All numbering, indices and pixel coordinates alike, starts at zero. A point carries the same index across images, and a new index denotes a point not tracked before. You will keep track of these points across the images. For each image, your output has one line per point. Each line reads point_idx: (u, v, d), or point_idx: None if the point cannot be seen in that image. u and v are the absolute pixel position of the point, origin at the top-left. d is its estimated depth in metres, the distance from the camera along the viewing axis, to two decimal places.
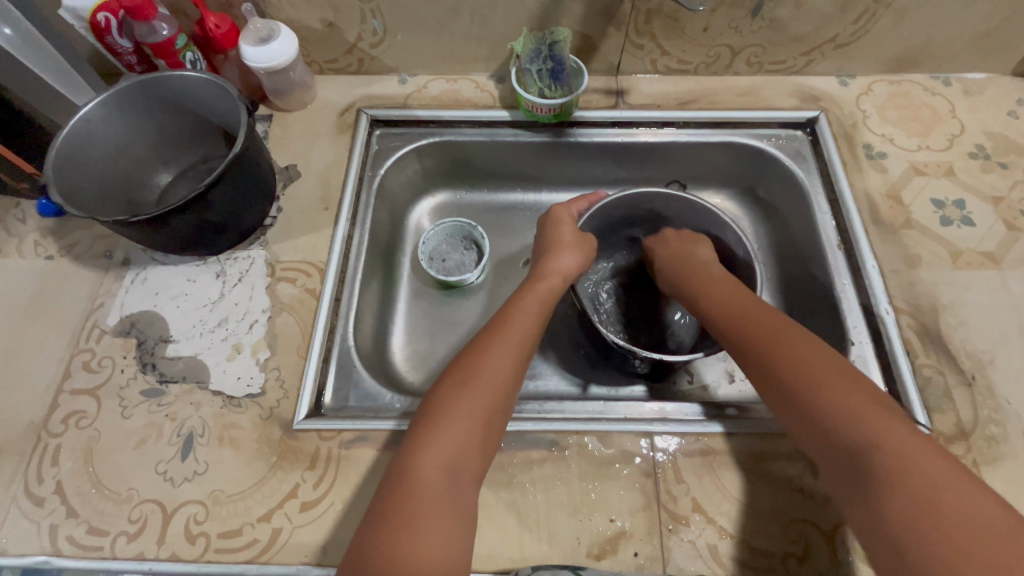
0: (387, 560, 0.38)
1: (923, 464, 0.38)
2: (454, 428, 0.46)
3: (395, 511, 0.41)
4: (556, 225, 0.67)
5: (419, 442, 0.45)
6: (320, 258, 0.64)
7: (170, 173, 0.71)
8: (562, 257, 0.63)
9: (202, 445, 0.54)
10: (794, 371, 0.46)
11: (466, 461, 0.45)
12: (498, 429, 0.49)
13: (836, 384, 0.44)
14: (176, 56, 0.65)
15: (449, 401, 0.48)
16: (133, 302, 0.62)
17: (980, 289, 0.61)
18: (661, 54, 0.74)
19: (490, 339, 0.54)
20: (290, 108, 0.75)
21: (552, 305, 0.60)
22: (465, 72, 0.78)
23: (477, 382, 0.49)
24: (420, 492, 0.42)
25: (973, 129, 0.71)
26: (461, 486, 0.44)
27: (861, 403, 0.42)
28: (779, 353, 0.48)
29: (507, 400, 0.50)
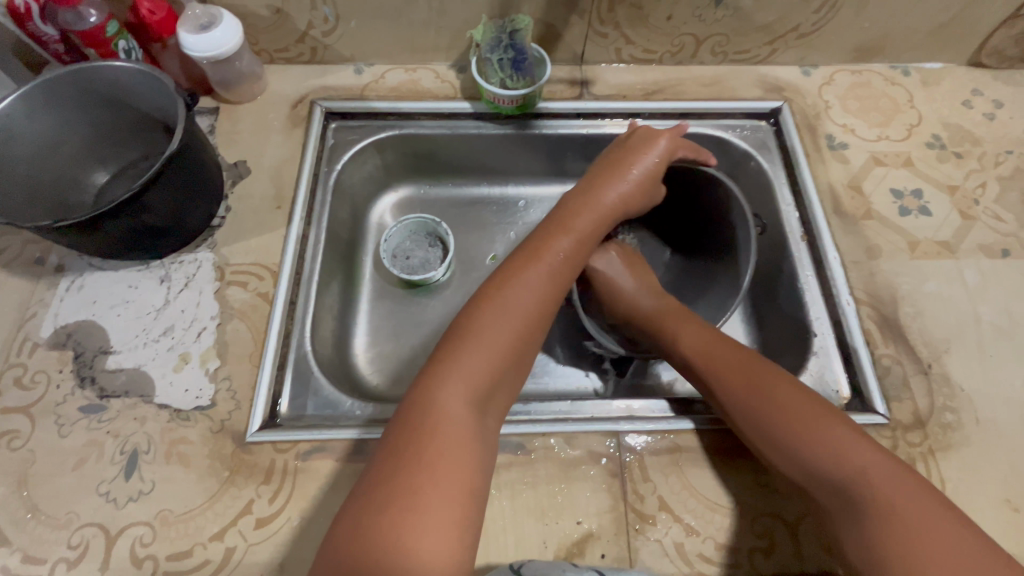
0: (411, 484, 0.39)
1: (910, 513, 0.39)
2: (484, 356, 0.46)
3: (417, 431, 0.42)
4: (644, 146, 0.61)
5: (450, 363, 0.46)
6: (274, 260, 0.61)
7: (108, 172, 0.66)
8: (621, 186, 0.60)
9: (148, 463, 0.51)
10: (785, 417, 0.46)
11: (492, 391, 0.46)
12: (524, 361, 0.50)
13: (829, 432, 0.44)
14: (108, 45, 0.60)
15: (486, 326, 0.48)
16: (68, 312, 0.58)
17: (936, 278, 0.62)
18: (625, 43, 0.72)
19: (529, 265, 0.53)
20: (238, 101, 0.71)
21: (594, 234, 0.58)
22: (424, 61, 0.75)
23: (511, 312, 0.49)
24: (447, 417, 0.42)
25: (930, 119, 0.72)
26: (484, 420, 0.45)
27: (860, 450, 0.43)
28: (765, 402, 0.48)
29: (536, 331, 0.51)
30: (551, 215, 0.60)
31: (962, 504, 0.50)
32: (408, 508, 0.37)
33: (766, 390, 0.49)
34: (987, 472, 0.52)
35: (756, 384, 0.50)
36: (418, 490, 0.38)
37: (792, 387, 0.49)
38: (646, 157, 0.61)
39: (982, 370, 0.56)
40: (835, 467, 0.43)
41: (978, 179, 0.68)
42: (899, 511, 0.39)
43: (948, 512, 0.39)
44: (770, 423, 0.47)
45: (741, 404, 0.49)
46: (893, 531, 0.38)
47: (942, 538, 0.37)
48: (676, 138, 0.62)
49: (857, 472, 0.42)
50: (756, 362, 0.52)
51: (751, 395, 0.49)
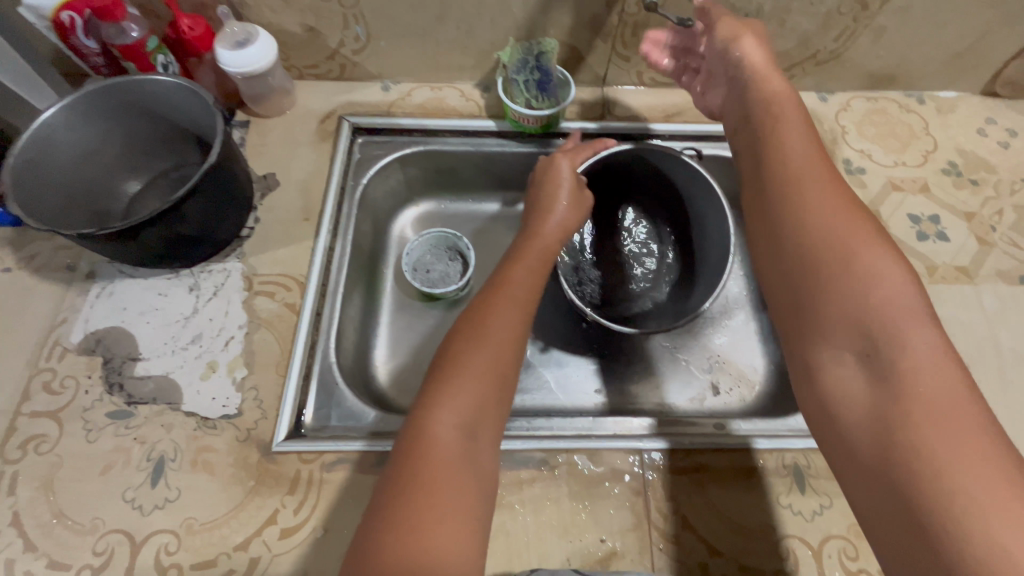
0: (405, 520, 0.39)
1: (948, 418, 0.35)
2: (467, 387, 0.47)
3: (410, 469, 0.42)
4: (552, 172, 0.64)
5: (435, 397, 0.46)
6: (301, 271, 0.62)
7: (140, 181, 0.67)
8: (550, 211, 0.62)
9: (174, 470, 0.51)
10: (848, 284, 0.42)
11: (483, 418, 0.46)
12: (509, 383, 0.50)
13: (895, 321, 0.40)
14: (146, 59, 0.62)
15: (463, 358, 0.49)
16: (98, 318, 0.58)
17: (955, 303, 0.62)
18: (647, 67, 0.74)
19: (494, 298, 0.54)
20: (268, 115, 0.73)
21: (546, 260, 0.60)
22: (450, 80, 0.77)
23: (488, 343, 0.50)
24: (436, 448, 0.43)
25: (945, 146, 0.73)
26: (478, 443, 0.45)
27: (912, 337, 0.39)
28: (824, 248, 0.45)
29: (515, 353, 0.51)
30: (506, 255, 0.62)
31: None
32: (406, 544, 0.37)
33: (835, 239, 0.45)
34: None
35: (827, 242, 0.45)
36: (417, 525, 0.38)
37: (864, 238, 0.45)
38: (562, 175, 0.63)
39: (1003, 396, 0.57)
40: (885, 356, 0.39)
41: (994, 206, 0.69)
42: (932, 413, 0.36)
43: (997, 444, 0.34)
44: (821, 276, 0.44)
45: (808, 249, 0.46)
46: (917, 432, 0.36)
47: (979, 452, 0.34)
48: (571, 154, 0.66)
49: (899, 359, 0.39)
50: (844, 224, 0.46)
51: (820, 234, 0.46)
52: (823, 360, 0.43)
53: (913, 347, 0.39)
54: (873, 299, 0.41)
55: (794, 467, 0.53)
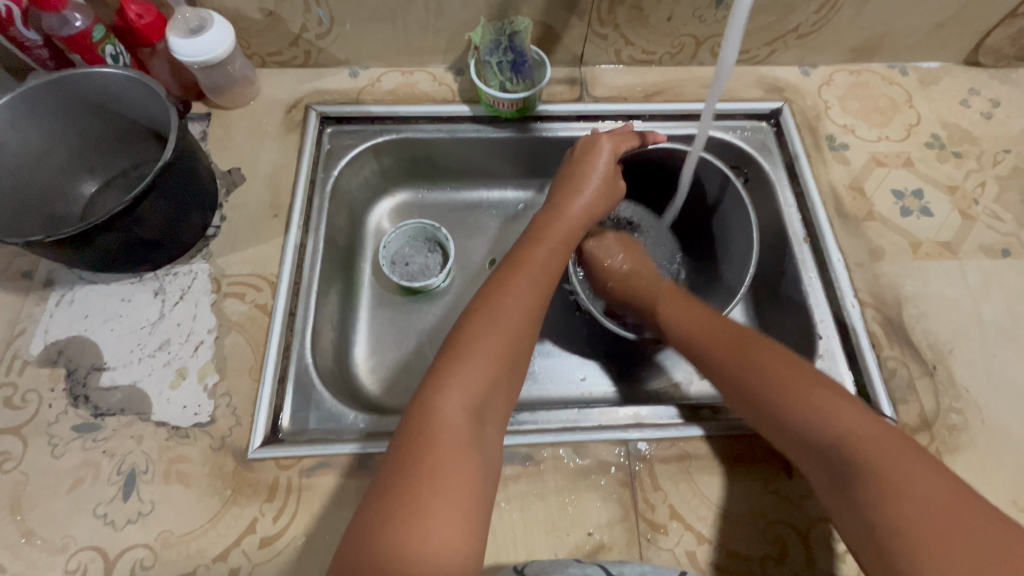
0: (416, 502, 0.37)
1: (892, 461, 0.39)
2: (479, 369, 0.45)
3: (420, 446, 0.40)
4: (592, 155, 0.62)
5: (443, 379, 0.44)
6: (272, 271, 0.60)
7: (97, 181, 0.64)
8: (582, 195, 0.60)
9: (146, 483, 0.49)
10: (784, 388, 0.46)
11: (490, 402, 0.45)
12: (518, 369, 0.48)
13: (832, 406, 0.44)
14: (94, 50, 0.58)
15: (476, 338, 0.47)
16: (59, 327, 0.56)
17: (939, 278, 0.62)
18: (625, 44, 0.71)
19: (513, 277, 0.52)
20: (230, 106, 0.69)
21: (568, 245, 0.58)
22: (421, 64, 0.74)
23: (502, 324, 0.48)
24: (448, 429, 0.41)
25: (929, 119, 0.72)
26: (486, 429, 0.44)
27: (844, 414, 0.43)
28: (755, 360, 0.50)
29: (528, 337, 0.50)
30: (526, 230, 0.59)
31: None
32: (418, 524, 0.36)
33: (756, 347, 0.51)
34: (994, 474, 0.52)
35: (756, 359, 0.50)
36: (428, 503, 0.37)
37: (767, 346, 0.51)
38: (599, 162, 0.61)
39: (987, 371, 0.57)
40: (823, 427, 0.43)
41: (977, 178, 0.68)
42: (895, 481, 0.38)
43: (941, 475, 0.38)
44: (754, 388, 0.48)
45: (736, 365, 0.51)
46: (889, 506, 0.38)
47: (940, 504, 0.36)
48: (616, 137, 0.62)
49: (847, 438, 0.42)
50: (750, 334, 0.53)
51: (739, 356, 0.51)
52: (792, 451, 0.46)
53: (813, 396, 0.45)
54: (766, 370, 0.48)
55: (781, 450, 0.53)
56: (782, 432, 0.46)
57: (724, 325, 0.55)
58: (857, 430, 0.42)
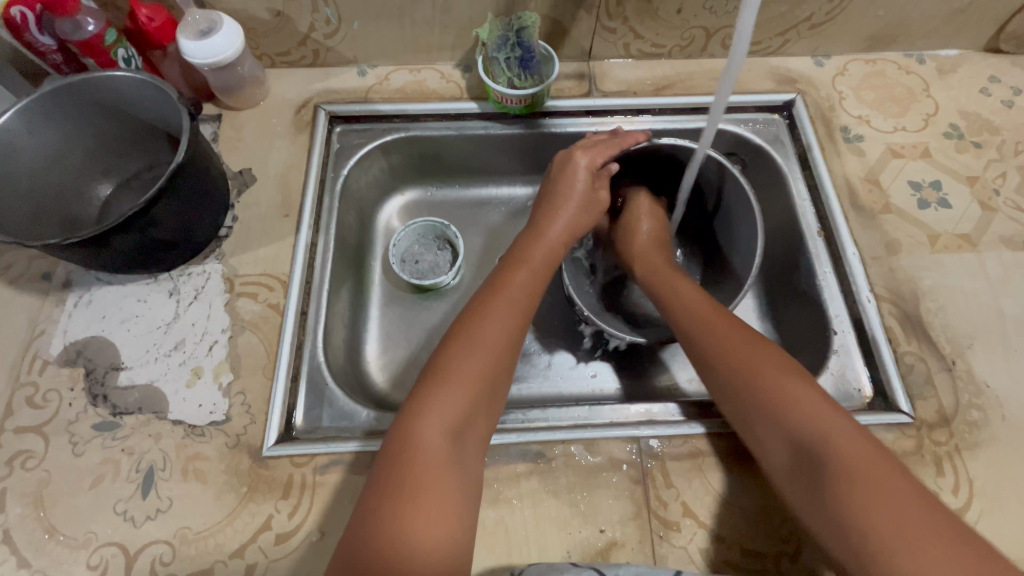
0: (391, 526, 0.38)
1: (865, 466, 0.40)
2: (458, 392, 0.45)
3: (398, 470, 0.41)
4: (569, 174, 0.62)
5: (421, 403, 0.44)
6: (284, 270, 0.60)
7: (112, 184, 0.65)
8: (561, 216, 0.61)
9: (164, 480, 0.50)
10: (757, 377, 0.47)
11: (470, 424, 0.45)
12: (500, 390, 0.48)
13: (810, 401, 0.44)
14: (107, 54, 0.59)
15: (456, 362, 0.47)
16: (78, 328, 0.57)
17: (958, 271, 0.61)
18: (634, 37, 0.71)
19: (492, 299, 0.52)
20: (241, 107, 0.70)
21: (550, 265, 0.58)
22: (429, 61, 0.73)
23: (481, 347, 0.48)
24: (424, 454, 0.41)
25: (947, 108, 0.71)
26: (465, 448, 0.44)
27: (820, 409, 0.43)
28: (736, 349, 0.49)
29: (509, 360, 0.50)
30: (508, 251, 0.60)
31: (993, 504, 0.49)
32: (394, 545, 0.37)
33: (738, 334, 0.51)
34: (1015, 472, 0.51)
35: (739, 347, 0.49)
36: (403, 525, 0.38)
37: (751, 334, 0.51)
38: (577, 183, 0.62)
39: (1008, 366, 0.55)
40: (806, 425, 0.43)
41: (998, 169, 0.67)
42: (867, 483, 0.39)
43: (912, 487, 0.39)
44: (739, 376, 0.48)
45: (721, 353, 0.50)
46: (860, 505, 0.38)
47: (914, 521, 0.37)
48: (593, 150, 0.62)
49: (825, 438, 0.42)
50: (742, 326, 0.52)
51: (725, 342, 0.50)
52: (759, 443, 0.46)
53: (795, 393, 0.45)
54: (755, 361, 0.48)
55: None
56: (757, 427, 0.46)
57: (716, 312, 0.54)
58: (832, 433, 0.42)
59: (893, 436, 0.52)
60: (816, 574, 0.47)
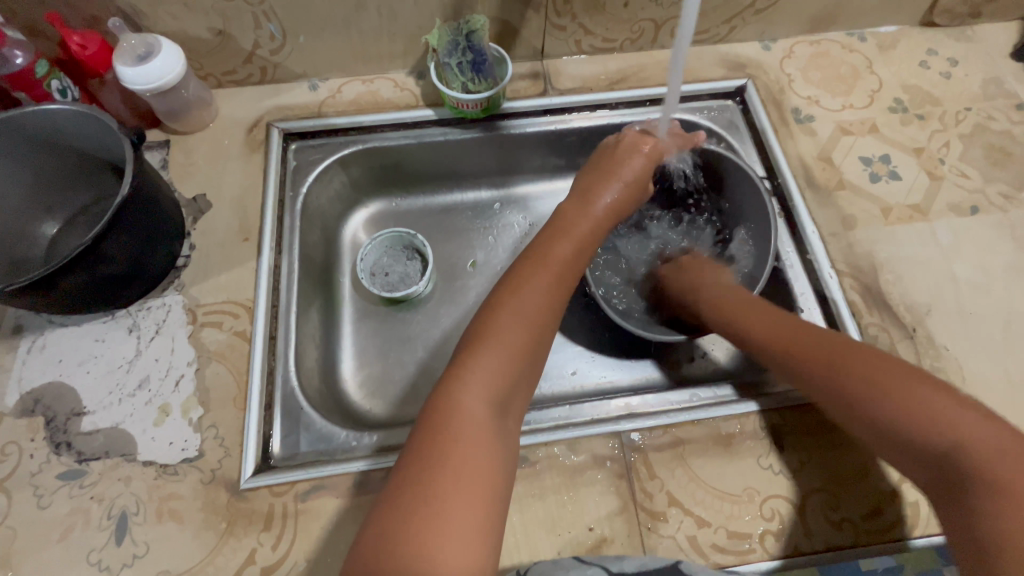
0: (429, 499, 0.37)
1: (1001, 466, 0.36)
2: (498, 364, 0.45)
3: (440, 441, 0.40)
4: (620, 163, 0.60)
5: (464, 371, 0.44)
6: (248, 296, 0.59)
7: (58, 222, 0.61)
8: (612, 193, 0.58)
9: (138, 524, 0.48)
10: (853, 388, 0.45)
11: (509, 398, 0.45)
12: (535, 365, 0.48)
13: (913, 399, 0.42)
14: (40, 87, 0.56)
15: (500, 332, 0.46)
16: (34, 375, 0.54)
17: (912, 241, 0.63)
18: (584, 34, 0.71)
19: (536, 269, 0.51)
20: (189, 131, 0.67)
21: (592, 244, 0.56)
22: (381, 71, 0.72)
23: (522, 316, 0.48)
24: (466, 425, 0.41)
25: (890, 83, 0.73)
26: (502, 424, 0.43)
27: (959, 419, 0.40)
28: (857, 371, 0.45)
29: (546, 332, 0.50)
30: (549, 221, 0.57)
31: None
32: (432, 522, 0.36)
33: (857, 356, 0.47)
34: None
35: (843, 365, 0.46)
36: (443, 498, 0.37)
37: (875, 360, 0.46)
38: (633, 164, 0.59)
39: (964, 328, 0.58)
40: (922, 434, 0.40)
41: (942, 138, 0.69)
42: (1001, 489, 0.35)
43: None
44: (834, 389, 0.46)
45: (832, 377, 0.47)
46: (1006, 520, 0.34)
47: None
48: (654, 148, 0.60)
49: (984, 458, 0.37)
50: (834, 342, 0.49)
51: (827, 365, 0.47)
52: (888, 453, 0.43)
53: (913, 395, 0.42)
54: (860, 369, 0.45)
55: (771, 427, 0.53)
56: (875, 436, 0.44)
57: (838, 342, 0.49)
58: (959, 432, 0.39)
59: None
60: (800, 549, 0.48)
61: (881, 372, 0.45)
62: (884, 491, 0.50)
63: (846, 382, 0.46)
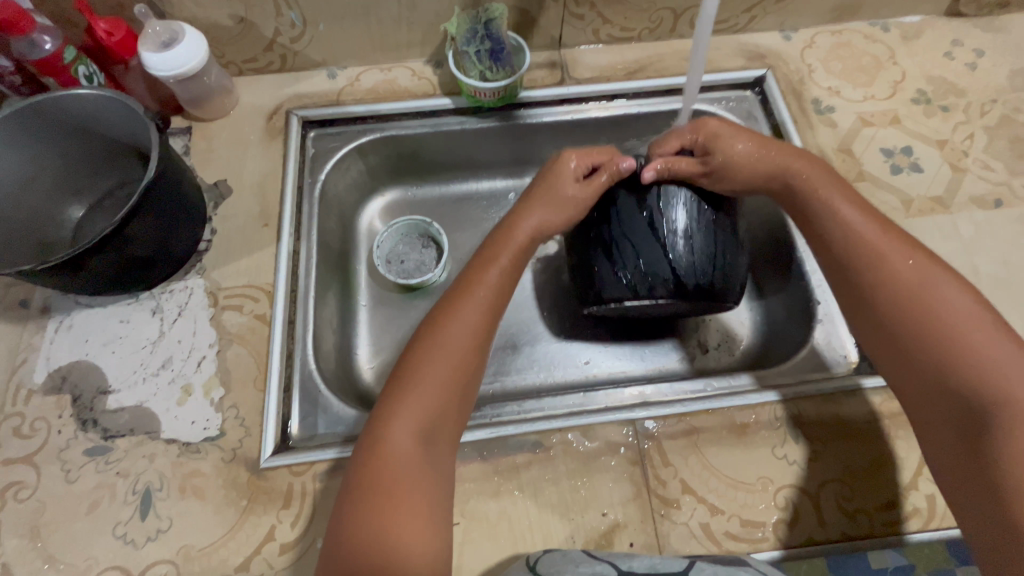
0: (366, 535, 0.40)
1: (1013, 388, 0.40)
2: (425, 396, 0.46)
3: (370, 478, 0.42)
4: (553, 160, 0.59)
5: (391, 406, 0.45)
6: (268, 280, 0.60)
7: (84, 206, 0.63)
8: (535, 213, 0.56)
9: (162, 500, 0.50)
10: (902, 287, 0.47)
11: (442, 424, 0.46)
12: (469, 386, 0.49)
13: (953, 314, 0.44)
14: (67, 72, 0.57)
15: (424, 364, 0.47)
16: (61, 354, 0.56)
17: (933, 234, 0.62)
18: (603, 23, 0.71)
19: (463, 293, 0.52)
20: (212, 118, 0.68)
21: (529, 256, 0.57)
22: (399, 59, 0.73)
23: (446, 346, 0.48)
24: (394, 461, 0.43)
25: (914, 74, 0.72)
26: (436, 450, 0.45)
27: (992, 346, 0.42)
28: (901, 273, 0.47)
29: (477, 357, 0.50)
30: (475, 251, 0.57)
31: None
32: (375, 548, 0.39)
33: (902, 260, 0.48)
34: None
35: (895, 269, 0.48)
36: (382, 530, 0.40)
37: (939, 268, 0.47)
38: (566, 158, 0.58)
39: None
40: (958, 352, 0.42)
41: (966, 130, 0.68)
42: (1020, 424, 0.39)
43: None
44: (881, 278, 0.48)
45: (876, 273, 0.48)
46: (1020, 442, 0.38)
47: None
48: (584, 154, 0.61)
49: (983, 370, 0.41)
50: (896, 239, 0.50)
51: (879, 261, 0.49)
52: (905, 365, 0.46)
53: (951, 302, 0.45)
54: (910, 276, 0.47)
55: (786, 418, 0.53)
56: (896, 338, 0.47)
57: (920, 249, 0.49)
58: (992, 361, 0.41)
59: (880, 398, 0.54)
60: (813, 538, 0.48)
61: (914, 286, 0.46)
62: (899, 481, 0.50)
63: (897, 282, 0.47)
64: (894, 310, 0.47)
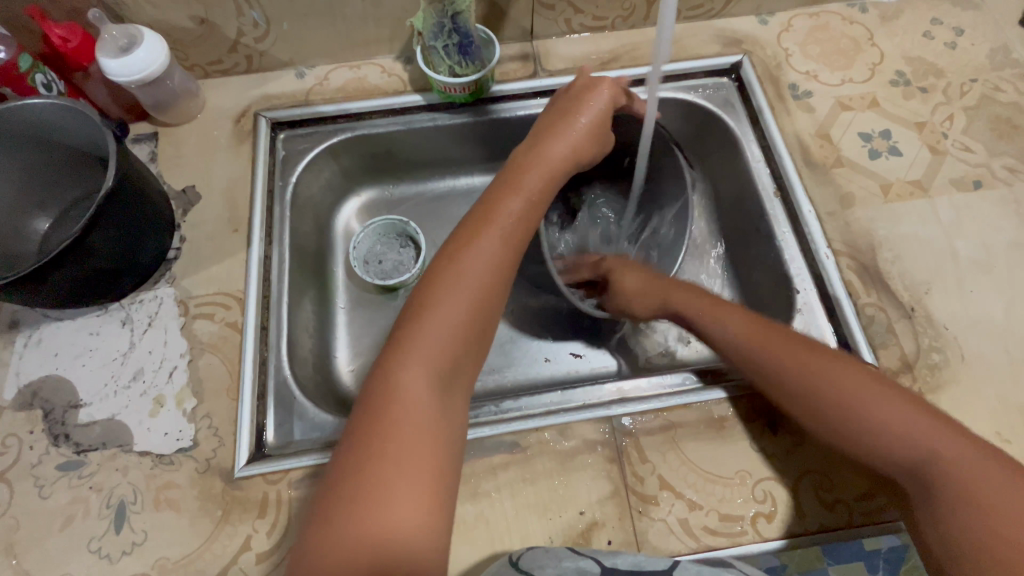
0: (369, 503, 0.36)
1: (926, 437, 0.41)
2: (432, 353, 0.42)
3: (373, 443, 0.38)
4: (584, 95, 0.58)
5: (396, 364, 0.42)
6: (239, 287, 0.59)
7: (50, 217, 0.62)
8: (565, 145, 0.55)
9: (136, 513, 0.49)
10: (794, 365, 0.47)
11: (452, 384, 0.43)
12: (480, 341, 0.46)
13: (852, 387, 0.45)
14: (24, 81, 0.56)
15: (431, 316, 0.44)
16: (30, 369, 0.55)
17: (912, 219, 0.61)
18: (574, 12, 0.69)
19: (483, 227, 0.48)
20: (178, 122, 0.67)
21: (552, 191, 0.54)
22: (368, 56, 0.71)
23: (460, 288, 0.45)
24: (399, 425, 0.39)
25: (892, 55, 0.70)
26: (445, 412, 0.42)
27: (897, 407, 0.43)
28: (779, 351, 0.48)
29: (492, 304, 0.46)
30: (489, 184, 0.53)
31: None
32: (376, 518, 0.35)
33: (784, 341, 0.49)
34: (977, 409, 0.52)
35: (777, 348, 0.49)
36: (383, 498, 0.36)
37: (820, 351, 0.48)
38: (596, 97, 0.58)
39: (964, 306, 0.56)
40: (865, 420, 0.44)
41: (945, 111, 0.67)
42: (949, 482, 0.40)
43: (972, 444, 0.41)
44: (771, 361, 0.48)
45: (771, 366, 0.48)
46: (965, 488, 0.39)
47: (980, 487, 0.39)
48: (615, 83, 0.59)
49: (898, 435, 0.42)
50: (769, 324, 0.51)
51: (769, 349, 0.49)
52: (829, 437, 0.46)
53: (842, 379, 0.46)
54: (794, 359, 0.48)
55: (766, 409, 0.53)
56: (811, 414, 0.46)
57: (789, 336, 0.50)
58: (898, 421, 0.43)
59: None
60: (792, 529, 0.48)
61: (802, 369, 0.47)
62: None
63: (788, 368, 0.48)
64: (793, 397, 0.47)
